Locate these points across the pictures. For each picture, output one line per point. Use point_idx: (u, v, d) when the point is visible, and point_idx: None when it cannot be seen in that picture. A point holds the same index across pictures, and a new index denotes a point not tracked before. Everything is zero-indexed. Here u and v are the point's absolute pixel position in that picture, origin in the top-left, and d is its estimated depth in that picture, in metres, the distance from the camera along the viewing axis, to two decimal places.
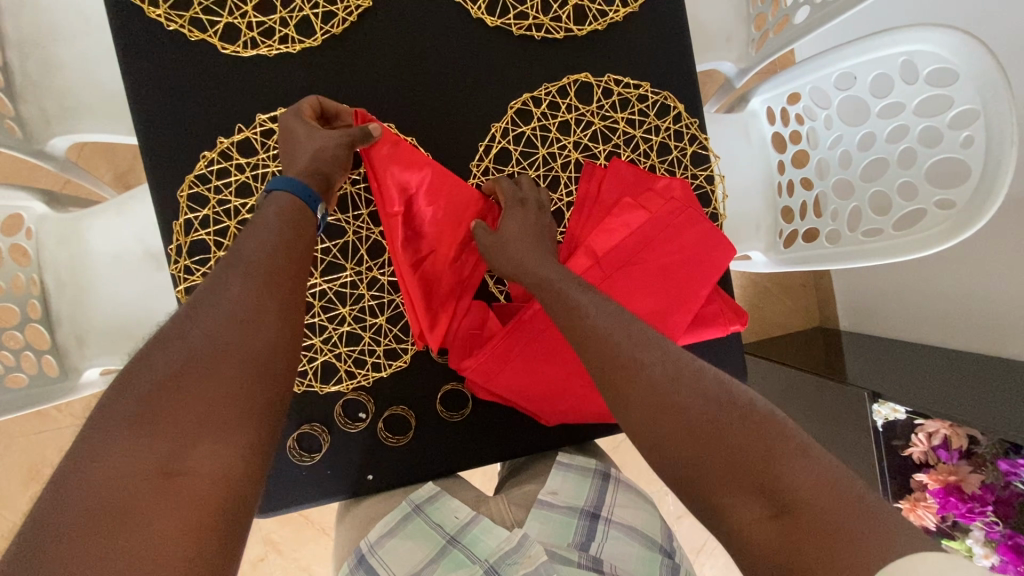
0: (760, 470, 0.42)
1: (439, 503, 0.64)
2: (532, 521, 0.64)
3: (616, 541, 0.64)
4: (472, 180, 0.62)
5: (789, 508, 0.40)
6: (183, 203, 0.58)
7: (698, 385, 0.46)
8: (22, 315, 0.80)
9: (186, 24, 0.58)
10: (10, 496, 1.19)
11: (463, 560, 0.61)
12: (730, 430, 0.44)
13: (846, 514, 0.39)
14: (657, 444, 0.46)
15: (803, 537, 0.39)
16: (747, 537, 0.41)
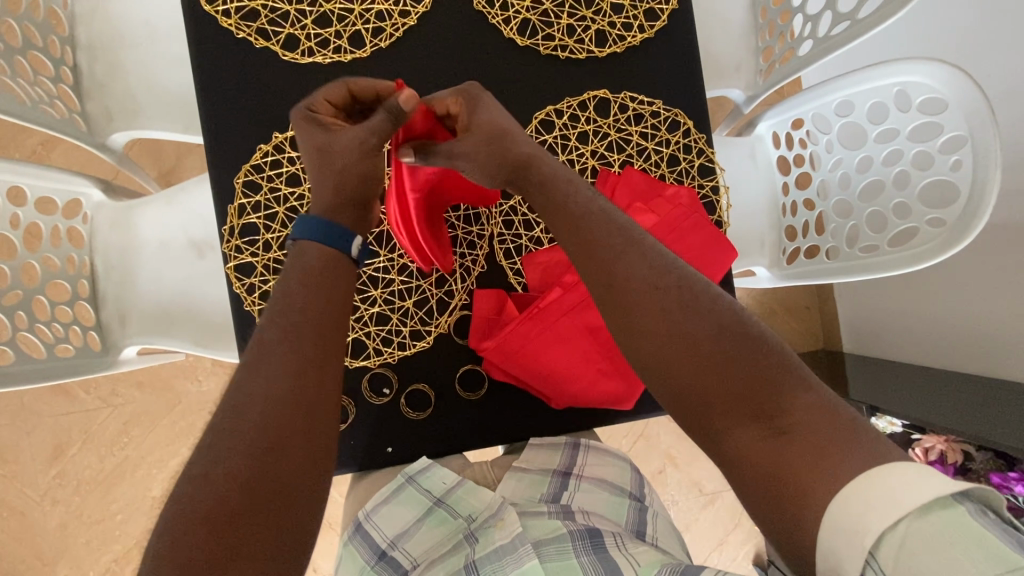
0: (763, 396, 0.48)
1: (428, 473, 0.68)
2: (508, 481, 0.70)
3: (587, 492, 0.69)
4: None
5: (784, 428, 0.47)
6: (239, 189, 0.65)
7: (714, 318, 0.51)
8: (73, 292, 0.87)
9: (253, 33, 0.66)
10: (35, 473, 1.24)
11: (447, 518, 0.67)
12: (739, 360, 0.50)
13: (832, 432, 0.46)
14: (671, 368, 0.51)
15: (793, 452, 0.46)
16: (742, 452, 0.48)
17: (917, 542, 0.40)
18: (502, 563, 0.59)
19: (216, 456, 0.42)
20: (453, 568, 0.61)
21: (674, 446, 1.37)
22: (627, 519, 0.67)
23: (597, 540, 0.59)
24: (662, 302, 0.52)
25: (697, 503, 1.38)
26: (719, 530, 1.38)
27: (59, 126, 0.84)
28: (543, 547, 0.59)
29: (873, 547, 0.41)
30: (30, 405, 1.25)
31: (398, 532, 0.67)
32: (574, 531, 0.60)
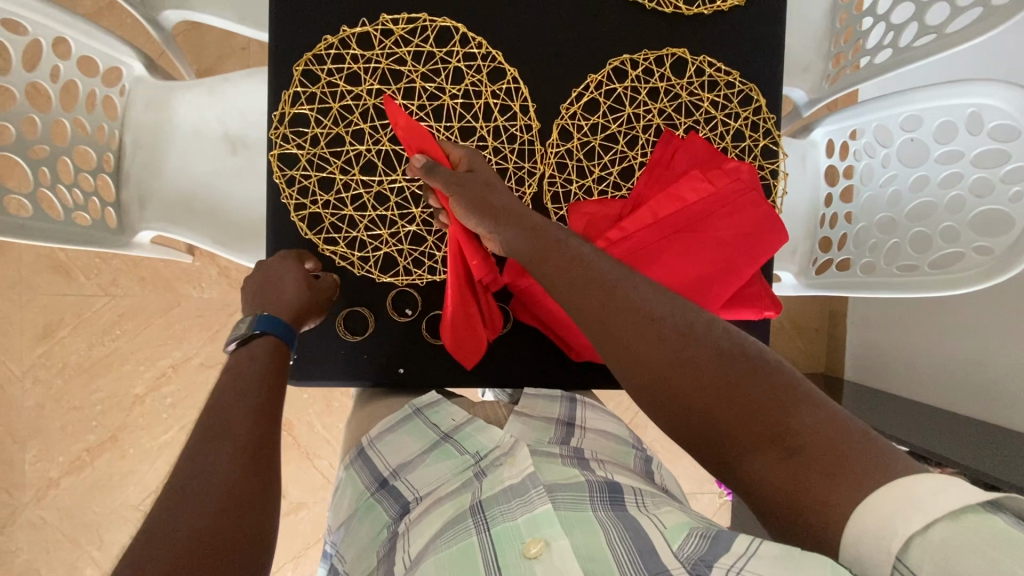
0: (771, 422, 0.44)
1: (436, 407, 0.70)
2: (514, 423, 0.66)
3: (593, 440, 0.68)
4: (560, 120, 0.66)
5: (797, 449, 0.43)
6: (297, 76, 0.63)
7: (711, 339, 0.47)
8: (98, 163, 0.83)
9: None
10: (21, 347, 1.23)
11: (453, 452, 0.64)
12: (743, 387, 0.45)
13: (849, 447, 0.42)
14: (669, 405, 0.47)
15: (812, 474, 0.42)
16: (762, 483, 0.44)
17: (951, 548, 0.37)
18: (511, 508, 0.54)
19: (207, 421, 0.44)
20: (461, 508, 0.56)
21: (659, 440, 1.36)
22: (634, 466, 0.67)
23: (617, 496, 0.56)
24: (660, 323, 0.48)
25: None
26: None
27: None
28: (557, 494, 0.55)
29: (902, 551, 0.39)
30: (27, 279, 1.22)
31: (402, 461, 0.65)
32: (595, 484, 0.57)
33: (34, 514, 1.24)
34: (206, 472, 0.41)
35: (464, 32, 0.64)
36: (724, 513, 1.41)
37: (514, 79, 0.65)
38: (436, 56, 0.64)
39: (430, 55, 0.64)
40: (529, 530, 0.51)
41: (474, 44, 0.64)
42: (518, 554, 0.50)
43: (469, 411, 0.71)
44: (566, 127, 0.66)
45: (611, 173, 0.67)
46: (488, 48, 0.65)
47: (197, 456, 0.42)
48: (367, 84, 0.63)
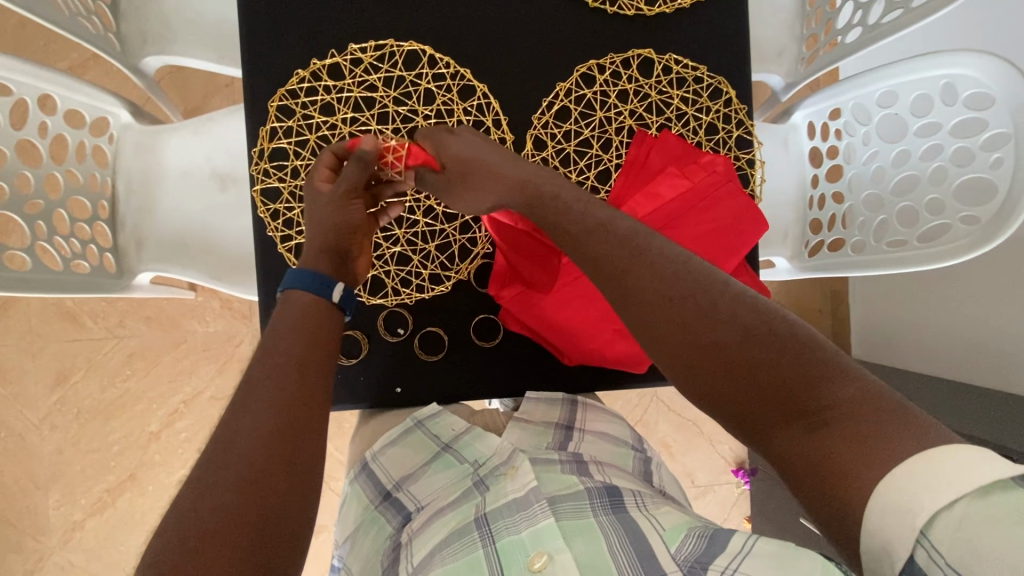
0: (799, 395, 0.44)
1: (436, 419, 0.70)
2: (511, 431, 0.69)
3: (591, 444, 0.69)
4: (532, 130, 0.67)
5: (826, 420, 0.43)
6: (272, 112, 0.64)
7: (734, 317, 0.47)
8: (93, 212, 0.86)
9: None
10: (37, 395, 1.25)
11: (455, 461, 0.67)
12: (768, 361, 0.45)
13: (880, 416, 0.42)
14: (697, 380, 0.47)
15: (841, 442, 0.42)
16: (790, 454, 0.45)
17: (974, 525, 0.37)
18: (516, 521, 0.55)
19: (223, 444, 0.44)
20: (465, 519, 0.58)
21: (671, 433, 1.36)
22: (632, 468, 0.69)
23: (616, 500, 0.58)
24: (688, 301, 0.48)
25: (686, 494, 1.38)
26: None
27: (99, 44, 0.83)
28: (558, 504, 0.57)
29: (925, 526, 0.39)
30: (37, 328, 1.25)
31: (405, 474, 0.67)
32: (593, 490, 0.58)
33: (62, 557, 1.27)
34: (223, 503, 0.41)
35: (431, 53, 0.66)
36: (744, 503, 1.40)
37: (484, 95, 0.67)
38: (406, 80, 0.66)
39: (400, 80, 0.66)
40: (533, 543, 0.53)
41: (442, 64, 0.66)
42: (523, 568, 0.52)
43: (468, 420, 0.73)
44: (539, 137, 0.67)
45: (587, 178, 0.68)
46: (456, 66, 0.66)
47: (211, 485, 0.42)
48: (341, 114, 0.65)
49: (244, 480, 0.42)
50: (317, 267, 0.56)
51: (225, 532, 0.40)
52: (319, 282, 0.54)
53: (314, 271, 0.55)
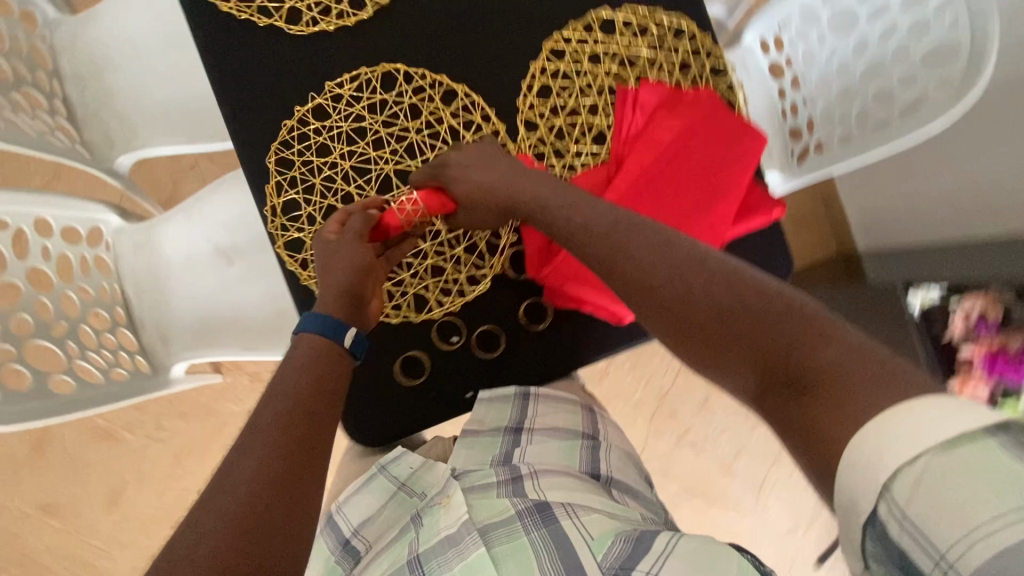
0: (781, 361, 0.44)
1: (397, 461, 0.70)
2: (459, 449, 0.71)
3: (540, 443, 0.70)
4: (521, 114, 0.68)
5: (806, 386, 0.43)
6: (273, 167, 0.65)
7: (709, 294, 0.48)
8: (112, 320, 0.85)
9: (255, 12, 0.65)
10: (97, 521, 1.24)
11: (408, 500, 0.69)
12: (747, 330, 0.46)
13: (863, 379, 0.41)
14: (680, 340, 0.49)
15: (823, 404, 0.41)
16: (779, 416, 0.45)
17: (936, 478, 0.36)
18: (448, 558, 0.60)
19: (221, 486, 0.42)
20: (397, 563, 0.62)
21: None
22: (579, 461, 0.69)
23: (547, 511, 0.60)
24: (666, 272, 0.50)
25: (745, 427, 1.41)
26: (773, 447, 1.42)
27: (64, 154, 0.84)
28: (490, 533, 0.60)
29: (888, 480, 0.37)
30: (77, 456, 1.24)
31: (363, 520, 0.69)
32: (523, 508, 0.61)
33: None
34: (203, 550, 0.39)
35: (405, 70, 0.67)
36: None
37: (466, 94, 0.68)
38: (389, 101, 0.66)
39: (383, 103, 0.66)
40: None
41: (418, 77, 0.67)
42: None
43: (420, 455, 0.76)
44: (529, 119, 0.69)
45: (586, 144, 0.69)
46: (432, 76, 0.67)
47: (197, 528, 0.40)
48: (338, 150, 0.65)
49: (243, 524, 0.40)
50: (330, 311, 0.54)
51: None
52: (333, 326, 0.53)
53: (326, 314, 0.54)
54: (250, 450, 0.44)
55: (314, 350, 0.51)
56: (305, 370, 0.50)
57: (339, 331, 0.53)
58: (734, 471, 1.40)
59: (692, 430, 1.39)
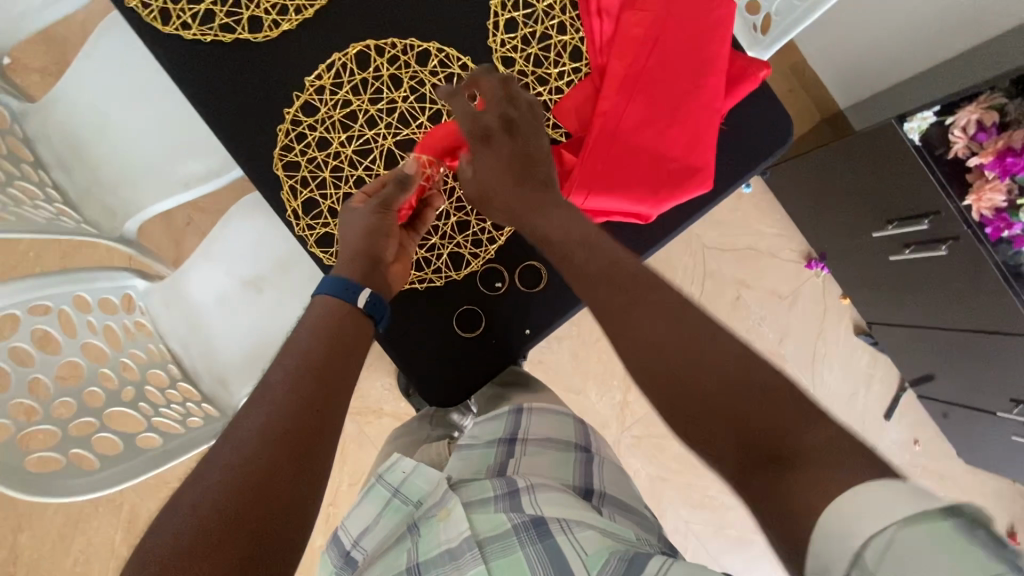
0: (767, 427, 0.42)
1: (391, 465, 0.69)
2: (454, 461, 0.71)
3: (534, 454, 0.70)
4: (496, 54, 0.70)
5: (790, 456, 0.40)
6: (282, 174, 0.66)
7: (697, 359, 0.46)
8: (171, 376, 0.87)
9: (219, 31, 0.66)
10: None
11: (401, 508, 0.65)
12: (735, 395, 0.44)
13: (834, 458, 0.39)
14: (663, 394, 0.47)
15: (804, 472, 0.39)
16: (760, 487, 0.41)
17: (907, 549, 0.33)
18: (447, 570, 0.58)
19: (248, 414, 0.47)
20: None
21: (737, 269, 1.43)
22: (573, 476, 0.68)
23: (543, 527, 0.56)
24: (637, 314, 0.50)
25: (781, 311, 1.44)
26: (813, 320, 1.46)
27: (71, 233, 0.83)
28: (487, 546, 0.58)
29: (862, 548, 0.34)
30: None
31: (361, 530, 0.65)
32: (519, 525, 0.57)
33: None
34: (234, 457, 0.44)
35: (375, 43, 0.68)
36: (831, 287, 1.47)
37: (439, 50, 0.69)
38: (369, 78, 0.68)
39: (364, 82, 0.68)
40: None
41: (389, 47, 0.68)
42: None
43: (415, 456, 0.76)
44: (506, 56, 0.70)
45: (565, 64, 0.71)
46: (402, 42, 0.68)
47: (228, 441, 0.45)
48: (337, 140, 0.67)
49: (246, 484, 0.42)
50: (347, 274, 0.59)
51: (238, 487, 0.42)
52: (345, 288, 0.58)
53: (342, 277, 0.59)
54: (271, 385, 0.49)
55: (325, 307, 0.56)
56: (318, 333, 0.55)
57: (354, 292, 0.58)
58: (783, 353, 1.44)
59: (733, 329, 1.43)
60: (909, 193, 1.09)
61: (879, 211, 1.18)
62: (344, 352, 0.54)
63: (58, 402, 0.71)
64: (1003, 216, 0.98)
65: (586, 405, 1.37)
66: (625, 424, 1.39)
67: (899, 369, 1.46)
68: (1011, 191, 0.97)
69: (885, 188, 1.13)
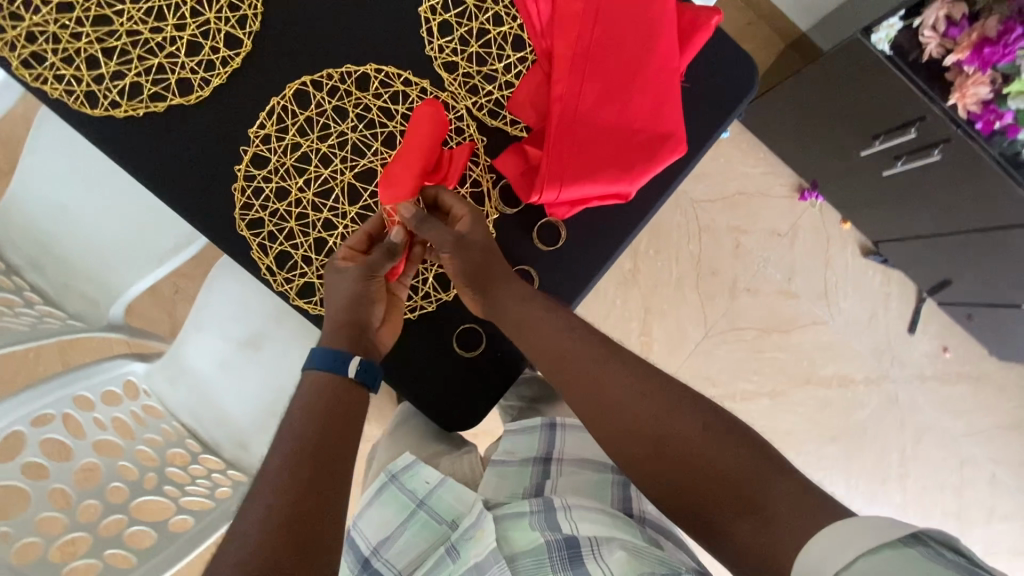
0: (739, 490, 0.50)
1: (410, 472, 0.75)
2: (490, 476, 0.75)
3: (570, 474, 0.72)
4: (437, 61, 0.67)
5: (761, 509, 0.48)
6: (247, 234, 0.64)
7: (673, 432, 0.54)
8: (191, 453, 0.85)
9: (150, 102, 0.63)
10: None
11: (432, 521, 0.72)
12: (708, 459, 0.52)
13: (799, 502, 0.47)
14: (651, 469, 0.54)
15: (772, 523, 0.47)
16: (744, 544, 0.48)
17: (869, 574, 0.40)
18: None
19: (244, 510, 0.45)
20: None
21: (731, 216, 1.39)
22: (610, 497, 0.70)
23: (575, 551, 0.61)
24: (620, 394, 0.57)
25: (784, 249, 1.41)
26: (818, 251, 1.43)
27: (60, 333, 0.82)
28: (520, 562, 0.63)
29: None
30: None
31: (385, 539, 0.72)
32: (553, 544, 0.62)
33: None
34: (233, 560, 0.42)
35: (310, 79, 0.65)
36: (831, 214, 1.43)
37: (377, 71, 0.66)
38: (313, 116, 0.65)
39: (309, 121, 0.65)
40: None
41: (326, 79, 0.65)
42: None
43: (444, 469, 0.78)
44: (447, 62, 0.67)
45: (509, 56, 0.68)
46: (337, 71, 0.65)
47: (228, 542, 0.43)
48: (295, 186, 0.65)
49: None
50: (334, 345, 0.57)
51: None
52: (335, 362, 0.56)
53: (331, 349, 0.56)
54: (269, 474, 0.47)
55: (322, 385, 0.54)
56: (314, 410, 0.53)
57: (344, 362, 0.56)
58: (795, 291, 1.42)
59: (739, 277, 1.40)
60: (891, 105, 1.06)
61: (863, 129, 1.15)
62: (343, 426, 0.53)
63: (81, 506, 0.70)
64: (992, 108, 0.96)
65: None
66: None
67: (914, 282, 1.43)
68: (994, 81, 0.94)
69: (867, 105, 1.09)
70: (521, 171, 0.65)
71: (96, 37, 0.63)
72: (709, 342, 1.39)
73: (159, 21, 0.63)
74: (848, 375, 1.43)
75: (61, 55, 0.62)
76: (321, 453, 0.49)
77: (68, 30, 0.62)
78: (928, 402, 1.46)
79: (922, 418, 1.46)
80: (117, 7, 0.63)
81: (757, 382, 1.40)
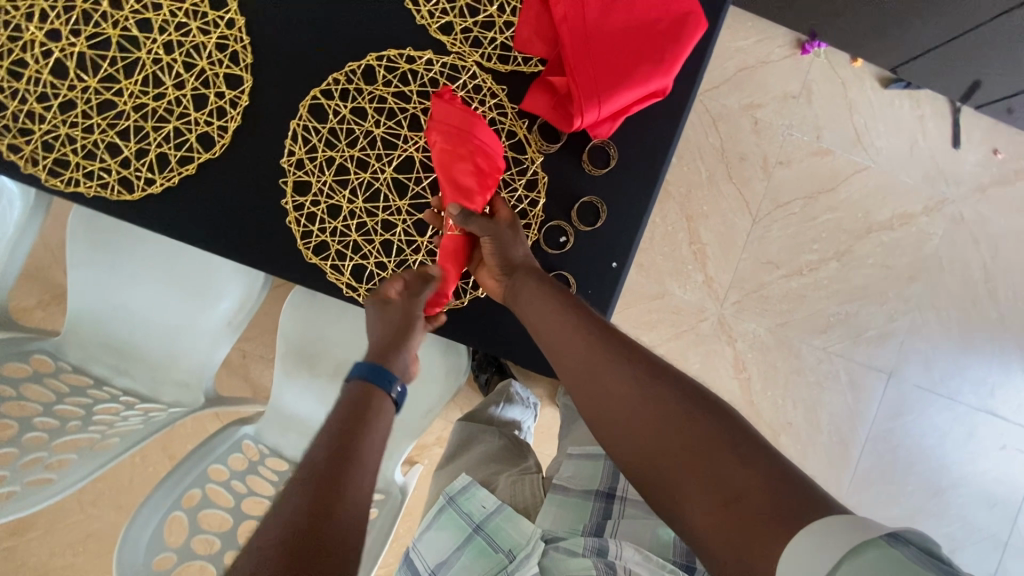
0: (721, 482, 0.44)
1: (468, 495, 0.77)
2: (550, 506, 0.76)
3: (631, 517, 0.72)
4: (432, 28, 0.65)
5: (741, 502, 0.42)
6: (318, 261, 0.64)
7: (675, 411, 0.49)
8: None
9: (180, 167, 0.63)
10: None
11: (488, 548, 0.70)
12: (704, 445, 0.46)
13: (782, 505, 0.41)
14: (640, 451, 0.49)
15: (754, 518, 0.41)
16: (715, 538, 0.42)
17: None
18: None
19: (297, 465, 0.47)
20: None
21: (739, 96, 1.35)
22: (672, 550, 0.67)
23: None
24: (612, 398, 0.52)
25: (803, 109, 1.36)
26: (837, 99, 1.38)
27: (170, 419, 0.84)
28: None
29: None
30: None
31: (440, 559, 0.71)
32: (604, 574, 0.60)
33: None
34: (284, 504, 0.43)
35: (319, 90, 0.64)
36: (838, 57, 1.37)
37: (378, 58, 0.65)
38: (334, 125, 0.64)
39: (333, 131, 0.64)
40: None
41: (334, 85, 0.64)
42: None
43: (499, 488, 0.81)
44: (442, 25, 0.65)
45: None
46: (342, 73, 0.64)
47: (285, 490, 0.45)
48: (344, 199, 0.64)
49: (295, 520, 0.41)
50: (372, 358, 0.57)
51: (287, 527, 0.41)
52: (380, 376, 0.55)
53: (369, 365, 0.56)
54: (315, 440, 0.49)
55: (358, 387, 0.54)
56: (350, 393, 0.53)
57: (390, 379, 0.55)
58: (827, 146, 1.37)
59: (768, 153, 1.36)
60: None
61: None
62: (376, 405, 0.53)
63: None
64: None
65: (676, 300, 1.35)
66: (721, 296, 1.36)
67: (944, 95, 1.37)
68: None
69: None
70: (553, 103, 0.64)
71: (106, 124, 0.62)
72: (760, 227, 1.36)
73: (158, 86, 0.63)
74: (908, 211, 1.39)
75: (81, 153, 0.62)
76: (359, 420, 0.51)
77: (78, 126, 0.62)
78: (994, 210, 1.41)
79: (994, 227, 1.41)
80: (115, 87, 0.62)
81: (819, 249, 1.38)
